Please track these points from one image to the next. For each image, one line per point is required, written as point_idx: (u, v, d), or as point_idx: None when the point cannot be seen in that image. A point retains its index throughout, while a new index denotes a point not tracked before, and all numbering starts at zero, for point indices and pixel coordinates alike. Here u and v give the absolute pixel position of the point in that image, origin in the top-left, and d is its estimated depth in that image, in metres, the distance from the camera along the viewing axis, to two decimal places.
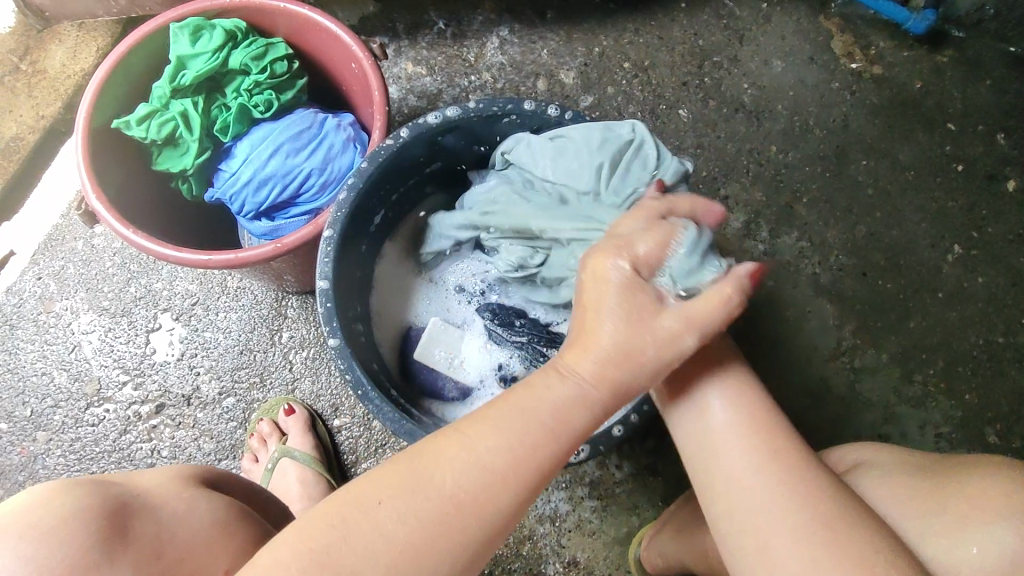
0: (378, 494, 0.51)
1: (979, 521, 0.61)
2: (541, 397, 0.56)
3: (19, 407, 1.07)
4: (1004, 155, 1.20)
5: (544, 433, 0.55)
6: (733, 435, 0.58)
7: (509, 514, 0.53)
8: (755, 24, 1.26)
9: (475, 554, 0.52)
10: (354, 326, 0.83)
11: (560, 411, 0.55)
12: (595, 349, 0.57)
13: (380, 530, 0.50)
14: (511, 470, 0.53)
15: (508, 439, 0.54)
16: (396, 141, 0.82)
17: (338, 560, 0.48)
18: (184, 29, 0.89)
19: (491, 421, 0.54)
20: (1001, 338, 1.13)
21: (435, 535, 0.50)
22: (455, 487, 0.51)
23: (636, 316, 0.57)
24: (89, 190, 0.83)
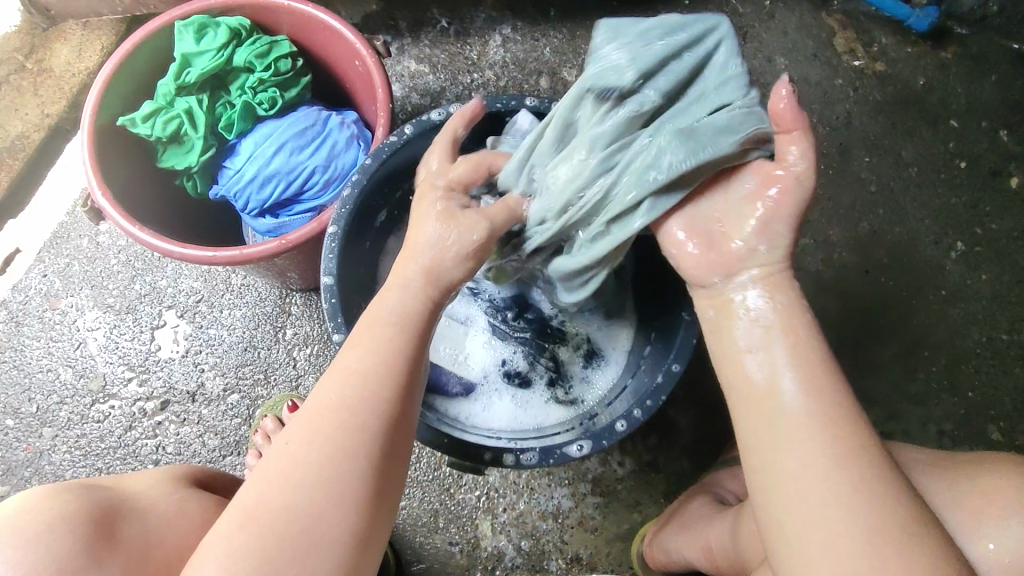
0: (283, 438, 0.56)
1: (990, 516, 0.63)
2: (382, 310, 0.63)
3: (26, 404, 1.08)
4: (1007, 152, 1.20)
5: (392, 328, 0.62)
6: (806, 428, 0.54)
7: (401, 406, 0.59)
8: (758, 21, 1.26)
9: (389, 455, 0.57)
10: (359, 323, 0.84)
11: (409, 309, 0.64)
12: (421, 251, 0.65)
13: (294, 459, 0.54)
14: (384, 364, 0.59)
15: (366, 341, 0.61)
16: (400, 138, 0.82)
17: (268, 499, 0.52)
18: (188, 27, 0.89)
19: (352, 343, 0.61)
20: (1004, 336, 1.13)
21: (342, 451, 0.54)
22: (341, 399, 0.57)
23: (452, 213, 0.67)
24: (95, 187, 0.84)
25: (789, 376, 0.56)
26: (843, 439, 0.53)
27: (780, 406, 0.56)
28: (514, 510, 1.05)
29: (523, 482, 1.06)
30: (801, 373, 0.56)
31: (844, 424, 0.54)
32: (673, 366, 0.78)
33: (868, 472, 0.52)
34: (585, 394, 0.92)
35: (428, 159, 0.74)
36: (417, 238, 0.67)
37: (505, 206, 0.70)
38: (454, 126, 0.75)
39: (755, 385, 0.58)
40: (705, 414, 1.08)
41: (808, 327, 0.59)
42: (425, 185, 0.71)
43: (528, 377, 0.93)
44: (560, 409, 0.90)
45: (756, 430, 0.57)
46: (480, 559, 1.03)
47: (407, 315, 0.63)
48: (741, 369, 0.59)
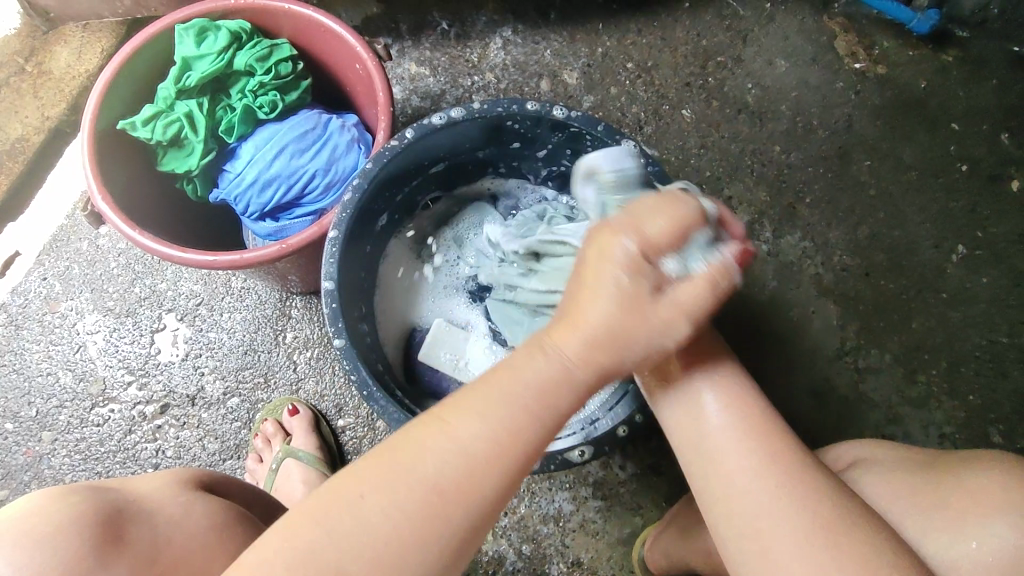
0: (359, 487, 0.51)
1: (976, 515, 0.62)
2: (520, 376, 0.53)
3: (25, 407, 1.08)
4: (1008, 155, 1.20)
5: (520, 405, 0.53)
6: (730, 441, 0.57)
7: (497, 495, 0.52)
8: (759, 24, 1.26)
9: (464, 541, 0.52)
10: (359, 327, 0.83)
11: (549, 391, 0.53)
12: (585, 327, 0.54)
13: (363, 523, 0.50)
14: (492, 447, 0.52)
15: (490, 414, 0.52)
16: (400, 142, 0.82)
17: (324, 558, 0.49)
18: (189, 31, 0.89)
19: (473, 406, 0.53)
20: (1004, 339, 1.13)
21: (415, 530, 0.50)
22: (436, 478, 0.51)
23: (627, 301, 0.53)
24: (94, 190, 0.83)
25: (709, 394, 0.60)
26: (768, 444, 0.56)
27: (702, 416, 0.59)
28: (515, 514, 1.05)
29: (524, 486, 1.05)
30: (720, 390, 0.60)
31: (767, 431, 0.57)
32: None
33: (796, 472, 0.55)
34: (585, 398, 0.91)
35: (637, 217, 0.56)
36: (587, 315, 0.54)
37: (716, 265, 0.55)
38: (670, 201, 0.57)
39: (677, 413, 0.61)
40: None
41: (717, 347, 0.64)
42: (612, 235, 0.55)
43: None
44: None
45: (688, 452, 0.60)
46: (480, 563, 1.03)
47: (545, 396, 0.53)
48: (666, 401, 0.63)
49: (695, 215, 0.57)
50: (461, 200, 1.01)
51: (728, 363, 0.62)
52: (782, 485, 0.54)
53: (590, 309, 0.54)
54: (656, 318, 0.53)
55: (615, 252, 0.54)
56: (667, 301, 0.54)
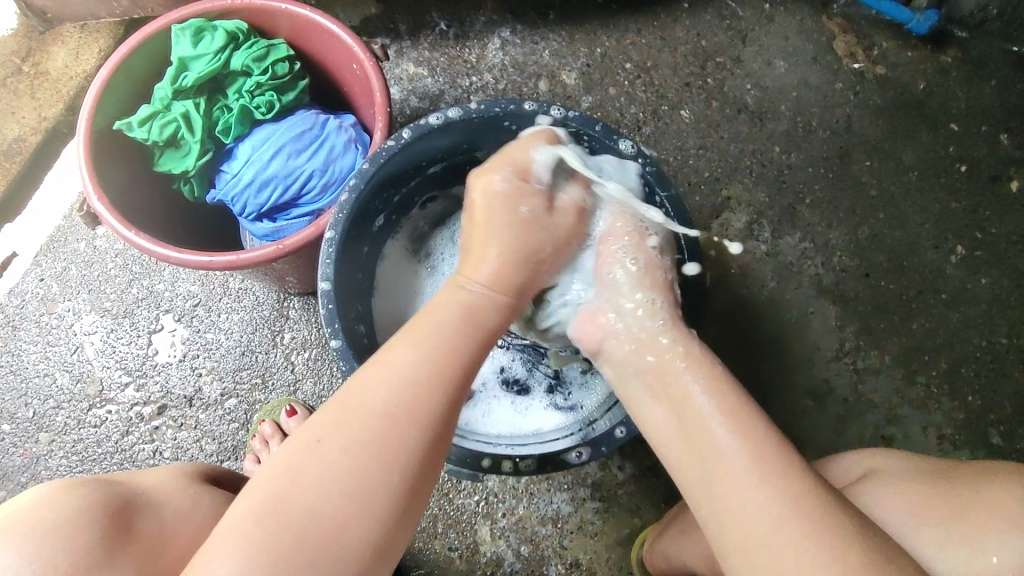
0: (315, 434, 0.55)
1: (994, 528, 0.62)
2: (445, 311, 0.64)
3: (22, 408, 1.07)
4: (1008, 156, 1.20)
5: (452, 332, 0.62)
6: (742, 480, 0.55)
7: (443, 421, 0.58)
8: (759, 24, 1.26)
9: (421, 468, 0.56)
10: (356, 328, 0.83)
11: (465, 318, 0.64)
12: (489, 258, 0.69)
13: (325, 460, 0.53)
14: (434, 373, 0.59)
15: (426, 345, 0.60)
16: (397, 142, 0.81)
17: (295, 501, 0.52)
18: (185, 31, 0.89)
19: (405, 341, 0.61)
20: (1004, 340, 1.12)
21: (374, 458, 0.54)
22: (386, 406, 0.56)
23: (522, 219, 0.71)
24: (90, 191, 0.83)
25: (716, 427, 0.59)
26: (782, 482, 0.54)
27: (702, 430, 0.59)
28: (514, 515, 1.04)
29: (522, 487, 1.05)
30: (730, 425, 0.58)
31: (778, 467, 0.55)
32: None
33: (812, 510, 0.52)
34: (583, 400, 0.90)
35: (506, 158, 0.72)
36: (491, 244, 0.69)
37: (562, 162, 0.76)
38: (531, 137, 0.74)
39: (684, 454, 0.60)
40: None
41: (727, 381, 0.62)
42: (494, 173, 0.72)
43: (527, 384, 0.93)
44: (557, 414, 0.89)
45: (687, 462, 0.60)
46: (479, 565, 1.03)
47: (470, 317, 0.65)
48: (664, 427, 0.63)
49: (549, 140, 0.75)
50: (459, 200, 1.01)
51: (729, 388, 0.61)
52: (798, 526, 0.51)
53: (492, 229, 0.70)
54: (551, 226, 0.73)
55: (495, 187, 0.71)
56: (558, 210, 0.74)
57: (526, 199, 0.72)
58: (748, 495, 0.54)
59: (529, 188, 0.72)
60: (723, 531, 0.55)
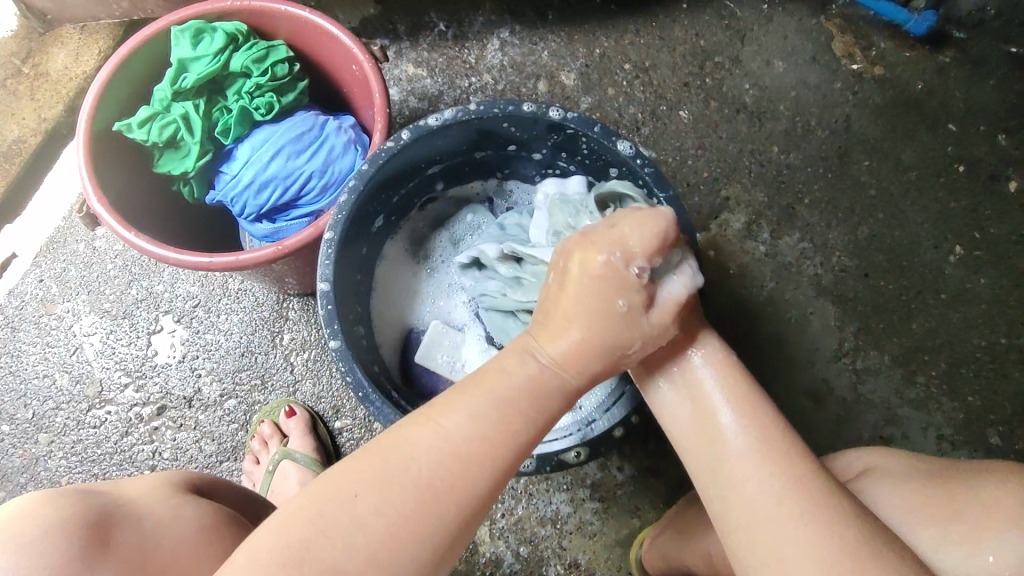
0: (354, 488, 0.52)
1: (991, 527, 0.62)
2: (511, 379, 0.57)
3: (22, 409, 1.08)
4: (1008, 156, 1.20)
5: (512, 410, 0.56)
6: (746, 463, 0.56)
7: (485, 495, 0.55)
8: (758, 24, 1.26)
9: (456, 537, 0.54)
10: (355, 329, 0.83)
11: (532, 395, 0.57)
12: (571, 335, 0.57)
13: (360, 523, 0.51)
14: (485, 450, 0.54)
15: (481, 418, 0.55)
16: (397, 143, 0.81)
17: (321, 558, 0.50)
18: (185, 32, 0.89)
19: (463, 408, 0.55)
20: (1004, 340, 1.13)
21: (410, 527, 0.52)
22: (429, 477, 0.53)
23: (615, 315, 0.56)
24: (90, 193, 0.83)
25: (723, 411, 0.59)
26: (786, 465, 0.55)
27: (707, 415, 0.59)
28: (513, 516, 1.04)
29: (522, 488, 1.05)
30: (736, 407, 0.58)
31: (781, 451, 0.56)
32: None
33: (813, 493, 0.54)
34: (582, 400, 0.90)
35: (618, 234, 0.58)
36: (574, 325, 0.57)
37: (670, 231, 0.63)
38: (648, 215, 0.59)
39: (689, 436, 0.60)
40: None
41: (735, 366, 0.61)
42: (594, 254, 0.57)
43: None
44: (556, 415, 0.89)
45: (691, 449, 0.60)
46: (478, 565, 1.03)
47: (535, 397, 0.57)
48: (675, 416, 0.61)
49: (668, 225, 0.58)
50: (458, 201, 1.01)
51: (735, 368, 0.61)
52: (802, 505, 0.53)
53: (574, 309, 0.57)
54: (650, 324, 0.58)
55: (596, 264, 0.57)
56: (658, 307, 0.58)
57: (622, 285, 0.56)
58: (752, 479, 0.55)
59: (630, 273, 0.57)
60: (727, 512, 0.56)
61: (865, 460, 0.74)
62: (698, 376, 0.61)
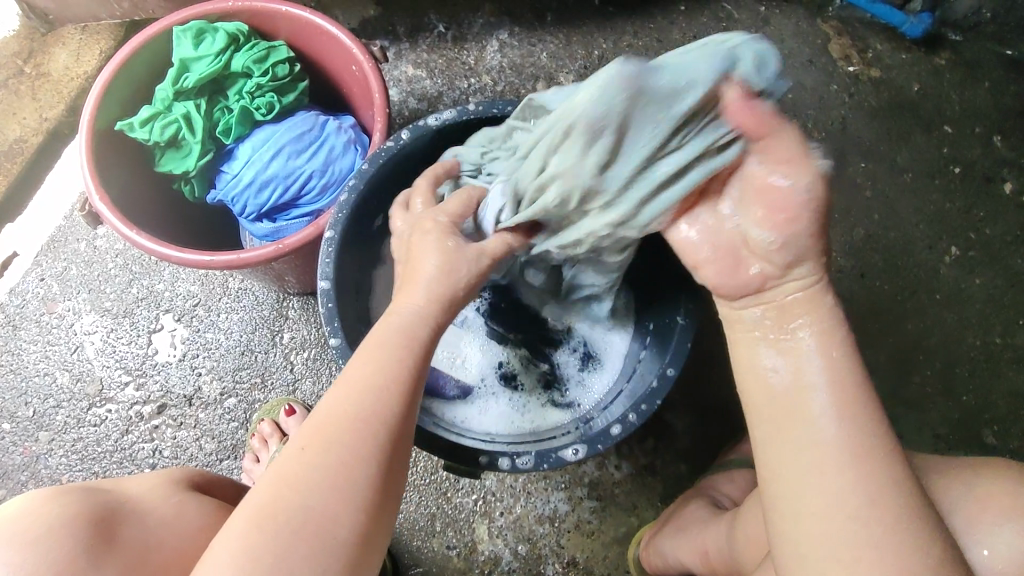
0: (297, 443, 0.54)
1: (987, 518, 0.63)
2: (394, 319, 0.61)
3: (22, 407, 1.08)
4: (1002, 158, 1.21)
5: (404, 336, 0.60)
6: (834, 456, 0.53)
7: (406, 418, 0.57)
8: (754, 26, 1.27)
9: (395, 464, 0.55)
10: (356, 327, 0.84)
11: (416, 327, 0.61)
12: (421, 282, 0.62)
13: (310, 466, 0.52)
14: (392, 376, 0.57)
15: (384, 351, 0.58)
16: (397, 143, 0.83)
17: (282, 510, 0.50)
18: (186, 33, 0.90)
19: (365, 352, 0.59)
20: (999, 340, 1.13)
21: (355, 460, 0.53)
22: (359, 412, 0.55)
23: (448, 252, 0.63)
24: (92, 191, 0.84)
25: (817, 398, 0.55)
26: (866, 462, 0.52)
27: (806, 407, 0.55)
28: (511, 514, 1.05)
29: (520, 486, 1.06)
30: (844, 404, 0.54)
31: (878, 446, 0.52)
32: (668, 370, 0.79)
33: (896, 498, 0.50)
34: (580, 398, 0.91)
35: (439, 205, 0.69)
36: (416, 284, 0.62)
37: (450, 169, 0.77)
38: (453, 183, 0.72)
39: (786, 403, 0.57)
40: (700, 418, 1.09)
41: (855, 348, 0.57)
42: (427, 215, 0.68)
43: (522, 381, 0.93)
44: (555, 413, 0.90)
45: (779, 430, 0.56)
46: (477, 563, 1.03)
47: (418, 326, 0.61)
48: (766, 387, 0.58)
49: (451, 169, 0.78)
50: None
51: (851, 364, 0.56)
52: (868, 508, 0.50)
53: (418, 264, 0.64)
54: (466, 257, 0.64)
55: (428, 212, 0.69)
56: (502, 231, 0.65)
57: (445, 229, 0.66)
58: (829, 461, 0.52)
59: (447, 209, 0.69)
60: (785, 485, 0.55)
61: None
62: (805, 362, 0.57)
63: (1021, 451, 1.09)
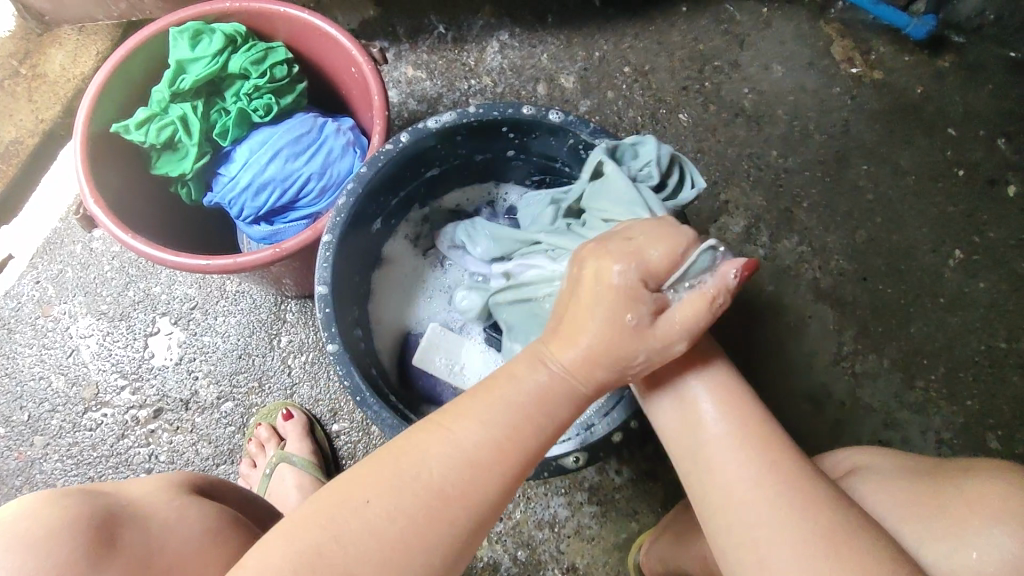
0: (366, 491, 0.52)
1: (976, 522, 0.61)
2: (521, 386, 0.56)
3: (17, 411, 1.07)
4: (1005, 161, 1.20)
5: (521, 414, 0.55)
6: (728, 451, 0.57)
7: (495, 500, 0.54)
8: (756, 28, 1.26)
9: (466, 544, 0.53)
10: (353, 332, 0.83)
11: (542, 401, 0.56)
12: (583, 342, 0.57)
13: (369, 525, 0.51)
14: (488, 457, 0.54)
15: (489, 420, 0.55)
16: (396, 145, 0.81)
17: (329, 560, 0.49)
18: (184, 34, 0.89)
19: (473, 415, 0.55)
20: (1002, 345, 1.12)
21: (423, 532, 0.51)
22: (440, 481, 0.52)
23: (622, 327, 0.56)
24: (87, 194, 0.83)
25: (705, 408, 0.59)
26: (764, 450, 0.56)
27: (699, 422, 0.59)
28: (511, 520, 1.04)
29: (519, 491, 1.05)
30: (715, 399, 0.59)
31: (759, 422, 0.58)
32: None
33: (790, 467, 0.55)
34: None
35: (636, 243, 0.58)
36: (585, 335, 0.57)
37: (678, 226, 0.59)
38: (670, 231, 0.59)
39: (674, 424, 0.61)
40: None
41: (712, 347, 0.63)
42: (621, 305, 0.56)
43: None
44: None
45: (681, 451, 0.60)
46: (476, 569, 1.02)
47: (543, 403, 0.56)
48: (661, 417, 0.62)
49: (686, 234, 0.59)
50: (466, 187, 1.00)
51: (723, 368, 0.62)
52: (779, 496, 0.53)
53: (583, 330, 0.57)
54: (654, 339, 0.57)
55: (611, 275, 0.57)
56: (667, 322, 0.56)
57: (633, 307, 0.56)
58: (727, 463, 0.56)
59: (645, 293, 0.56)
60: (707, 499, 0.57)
61: (855, 458, 0.73)
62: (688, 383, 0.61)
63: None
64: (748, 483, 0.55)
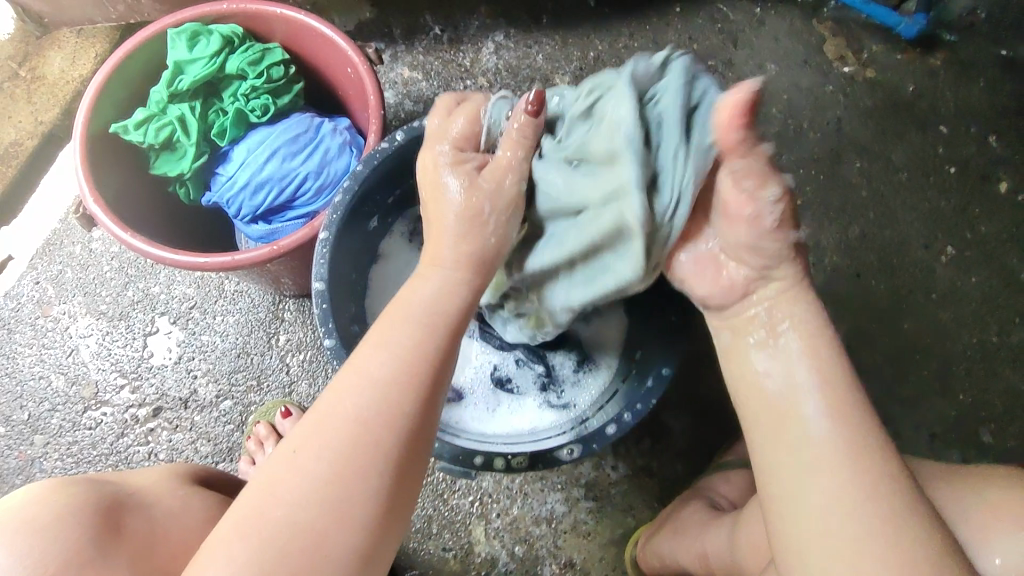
0: (294, 445, 0.53)
1: (999, 528, 0.62)
2: (410, 309, 0.61)
3: (17, 411, 1.08)
4: (997, 157, 1.21)
5: (417, 332, 0.59)
6: (827, 452, 0.53)
7: (418, 418, 0.56)
8: (751, 27, 1.27)
9: (401, 472, 0.54)
10: (350, 327, 0.84)
11: (434, 313, 0.61)
12: (446, 241, 0.63)
13: (300, 472, 0.52)
14: (398, 376, 0.56)
15: (390, 347, 0.58)
16: (391, 144, 0.82)
17: (270, 512, 0.50)
18: (182, 35, 0.90)
19: (374, 345, 0.58)
20: (994, 338, 1.13)
21: (350, 465, 0.52)
22: (358, 411, 0.54)
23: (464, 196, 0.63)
24: (86, 194, 0.84)
25: (810, 401, 0.56)
26: (866, 459, 0.52)
27: (801, 416, 0.56)
28: (508, 515, 1.05)
29: (516, 487, 1.06)
30: (821, 394, 0.56)
31: (873, 455, 0.53)
32: (662, 370, 0.79)
33: (896, 497, 0.50)
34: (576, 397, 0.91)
35: (441, 128, 0.66)
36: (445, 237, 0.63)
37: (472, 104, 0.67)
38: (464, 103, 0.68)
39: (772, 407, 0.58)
40: (697, 420, 1.09)
41: (841, 362, 0.58)
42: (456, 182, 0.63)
43: (518, 384, 0.94)
44: (551, 413, 0.90)
45: (769, 440, 0.57)
46: (473, 564, 1.03)
47: (431, 313, 0.61)
48: (756, 395, 0.60)
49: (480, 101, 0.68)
50: None
51: (842, 366, 0.57)
52: (871, 506, 0.50)
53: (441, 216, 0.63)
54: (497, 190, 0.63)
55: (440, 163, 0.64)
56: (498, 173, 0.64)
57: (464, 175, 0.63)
58: (824, 466, 0.53)
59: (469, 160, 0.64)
60: (786, 493, 0.54)
61: None
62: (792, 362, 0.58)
63: (1016, 449, 1.09)
64: (841, 485, 0.51)
